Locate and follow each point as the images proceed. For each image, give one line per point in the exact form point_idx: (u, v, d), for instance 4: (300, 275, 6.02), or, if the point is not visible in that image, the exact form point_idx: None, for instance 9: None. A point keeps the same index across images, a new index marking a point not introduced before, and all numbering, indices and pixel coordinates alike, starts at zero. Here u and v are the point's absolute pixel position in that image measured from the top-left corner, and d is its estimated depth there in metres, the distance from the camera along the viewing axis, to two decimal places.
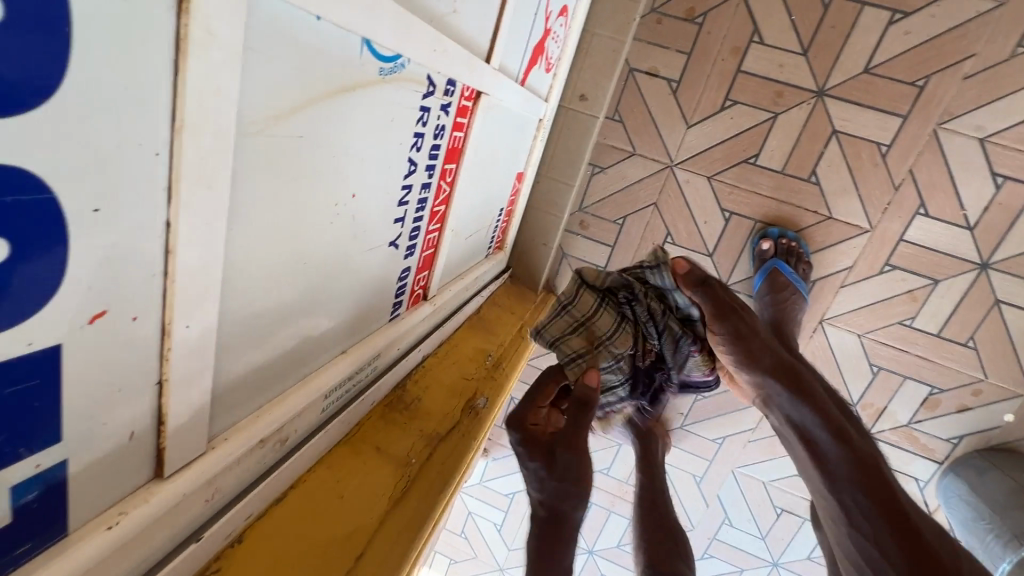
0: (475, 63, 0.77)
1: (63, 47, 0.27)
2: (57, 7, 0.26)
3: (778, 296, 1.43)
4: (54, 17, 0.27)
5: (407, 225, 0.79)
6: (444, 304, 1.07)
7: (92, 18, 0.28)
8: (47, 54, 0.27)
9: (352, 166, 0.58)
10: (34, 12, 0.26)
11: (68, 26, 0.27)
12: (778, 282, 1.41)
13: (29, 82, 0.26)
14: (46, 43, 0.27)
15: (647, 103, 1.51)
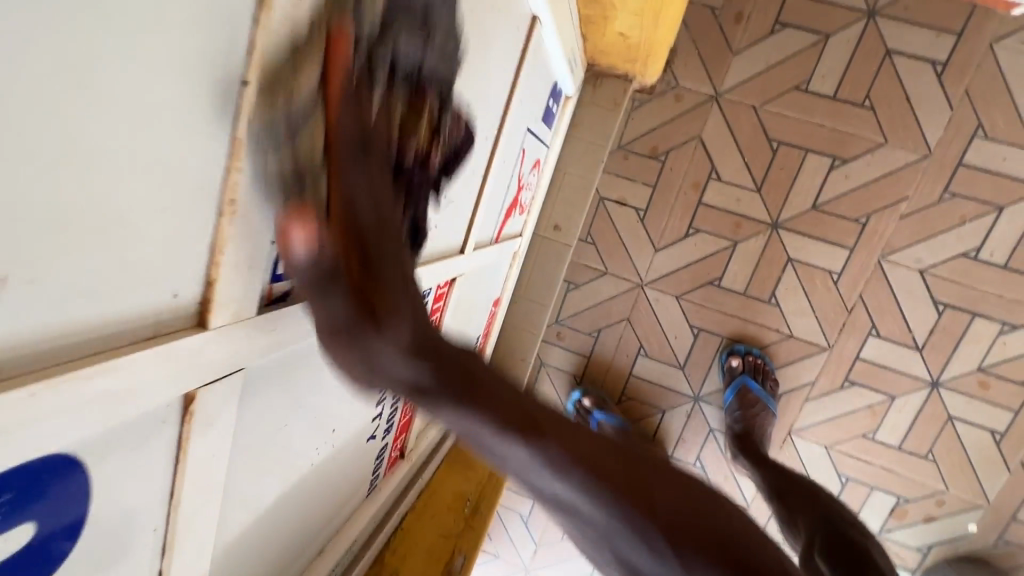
0: (450, 263, 0.83)
1: (83, 507, 0.31)
2: (81, 486, 0.30)
3: (749, 412, 1.50)
4: (79, 493, 0.30)
5: (385, 412, 0.82)
6: (421, 454, 1.09)
7: (103, 474, 0.31)
8: (71, 524, 0.31)
9: (331, 410, 0.62)
10: (62, 502, 0.29)
11: (88, 491, 0.31)
12: (747, 397, 1.49)
13: (54, 552, 0.30)
14: (69, 515, 0.30)
15: (616, 228, 1.62)
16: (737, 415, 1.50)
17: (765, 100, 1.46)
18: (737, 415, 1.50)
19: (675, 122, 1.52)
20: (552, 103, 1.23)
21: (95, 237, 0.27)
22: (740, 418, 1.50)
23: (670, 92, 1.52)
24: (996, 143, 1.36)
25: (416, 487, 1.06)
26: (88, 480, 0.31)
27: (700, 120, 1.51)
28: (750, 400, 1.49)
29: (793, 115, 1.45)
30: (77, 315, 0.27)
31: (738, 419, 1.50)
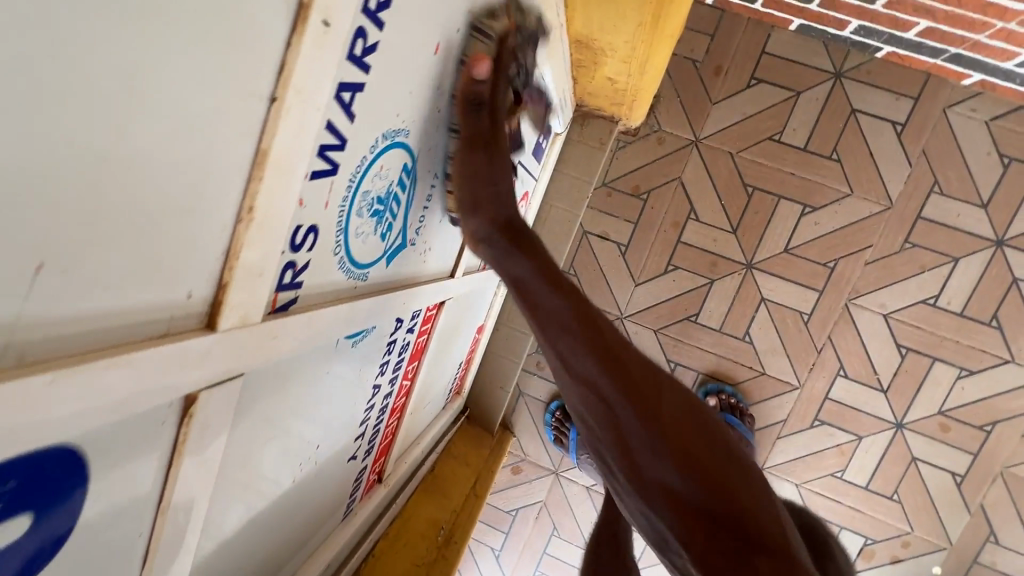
0: (439, 286, 0.84)
1: (76, 506, 0.31)
2: (77, 484, 0.30)
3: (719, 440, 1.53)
4: (73, 492, 0.30)
5: (368, 432, 0.81)
6: (399, 480, 1.08)
7: (98, 472, 0.31)
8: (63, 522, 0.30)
9: (318, 426, 0.61)
10: (58, 499, 0.30)
11: (83, 491, 0.31)
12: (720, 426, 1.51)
13: (41, 551, 0.30)
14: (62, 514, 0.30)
15: (599, 262, 1.66)
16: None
17: (741, 148, 1.55)
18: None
19: (657, 163, 1.60)
20: (542, 138, 1.28)
21: (116, 230, 0.28)
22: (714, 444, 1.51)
23: (653, 135, 1.60)
24: (950, 198, 1.46)
25: (392, 513, 1.05)
26: (85, 473, 0.30)
27: (680, 163, 1.59)
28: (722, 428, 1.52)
29: (767, 163, 1.54)
30: (92, 307, 0.28)
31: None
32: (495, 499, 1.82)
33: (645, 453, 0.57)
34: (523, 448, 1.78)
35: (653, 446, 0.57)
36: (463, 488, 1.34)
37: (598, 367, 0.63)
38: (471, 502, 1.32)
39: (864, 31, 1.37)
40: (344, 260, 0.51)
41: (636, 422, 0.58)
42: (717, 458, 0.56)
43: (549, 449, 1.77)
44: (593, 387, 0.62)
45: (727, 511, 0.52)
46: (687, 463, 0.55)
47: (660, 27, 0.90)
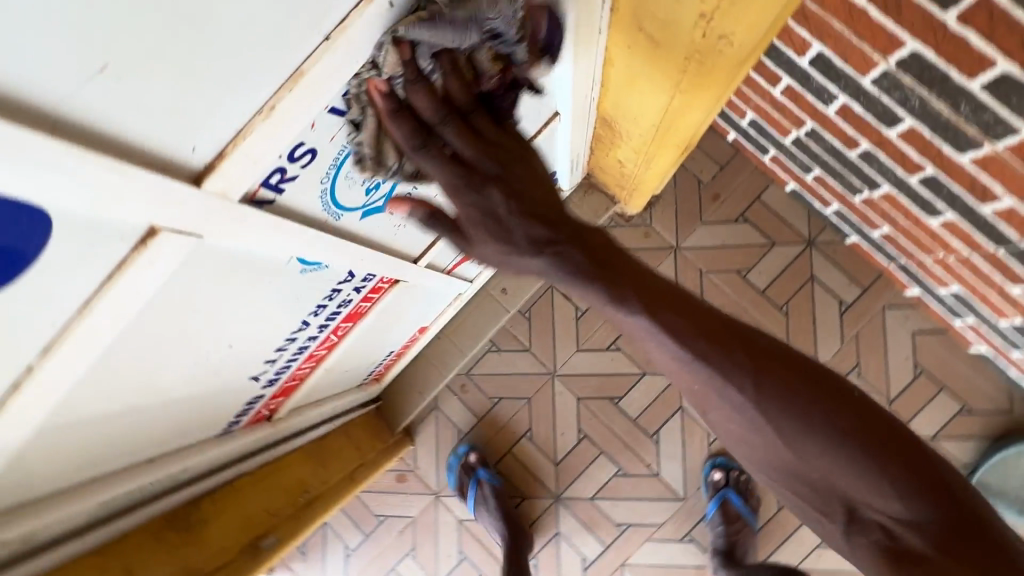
0: (400, 265, 0.90)
1: (17, 268, 0.36)
2: (25, 250, 0.36)
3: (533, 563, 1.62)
4: (20, 254, 0.36)
5: (280, 364, 0.85)
6: (289, 429, 1.09)
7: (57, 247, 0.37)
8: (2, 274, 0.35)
9: (240, 330, 0.65)
10: (4, 253, 0.35)
11: (29, 258, 0.36)
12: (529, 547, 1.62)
13: None
14: (3, 268, 0.35)
15: (553, 316, 1.75)
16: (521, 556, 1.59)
17: (710, 269, 1.70)
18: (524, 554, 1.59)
19: (637, 253, 1.73)
20: (545, 187, 1.39)
21: (164, 75, 0.34)
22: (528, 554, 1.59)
23: (642, 227, 1.74)
24: (864, 384, 1.62)
25: (266, 456, 1.05)
26: (39, 244, 0.36)
27: (656, 260, 1.73)
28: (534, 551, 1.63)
29: (727, 291, 1.69)
30: (113, 119, 0.34)
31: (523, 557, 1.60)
32: (370, 497, 1.81)
33: (848, 478, 0.55)
34: (416, 459, 1.80)
35: (857, 468, 0.55)
36: (343, 467, 1.33)
37: (744, 401, 0.57)
38: (346, 481, 1.31)
39: (841, 216, 1.56)
40: (327, 192, 0.58)
41: (838, 450, 0.55)
42: (784, 368, 0.57)
43: (439, 469, 1.79)
44: (777, 442, 0.57)
45: (900, 473, 0.54)
46: (851, 431, 0.55)
47: (670, 136, 1.03)
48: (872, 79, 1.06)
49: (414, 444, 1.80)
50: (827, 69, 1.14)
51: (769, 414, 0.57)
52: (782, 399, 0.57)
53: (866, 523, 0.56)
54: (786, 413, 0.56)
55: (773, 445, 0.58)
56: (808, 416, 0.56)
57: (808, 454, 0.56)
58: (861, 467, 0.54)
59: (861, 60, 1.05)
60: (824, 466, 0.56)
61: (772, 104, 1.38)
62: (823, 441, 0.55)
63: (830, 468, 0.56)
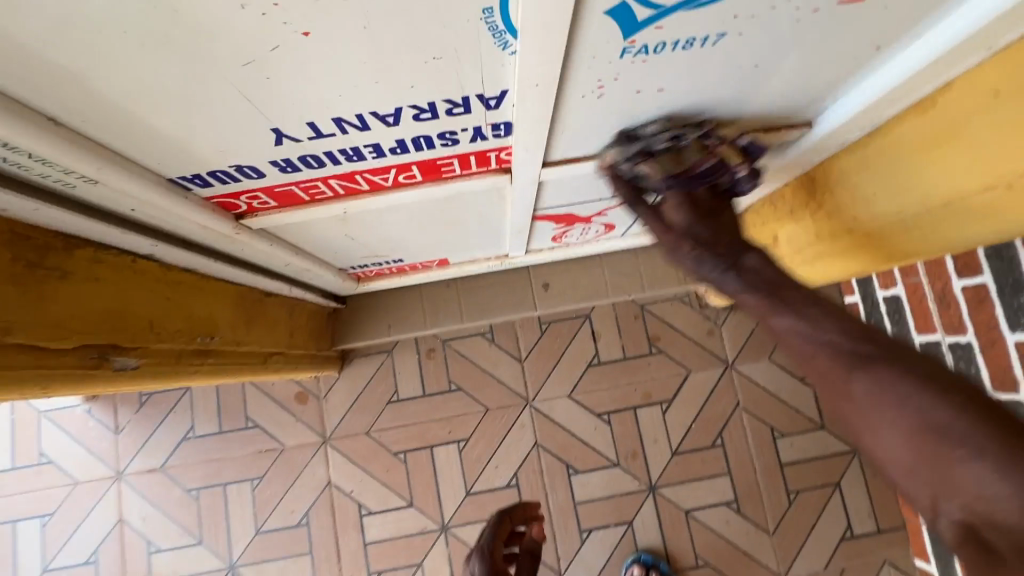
0: (534, 149, 0.64)
1: None
2: None
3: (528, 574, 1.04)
4: None
5: (320, 152, 0.56)
6: (244, 248, 0.77)
7: None
8: None
9: (341, 27, 0.37)
10: None
11: None
12: (517, 517, 1.08)
13: None
14: None
15: (567, 346, 1.48)
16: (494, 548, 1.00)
17: (748, 408, 1.47)
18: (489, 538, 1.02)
19: (688, 344, 1.49)
20: None
21: None
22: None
23: (709, 322, 1.50)
24: None
25: (197, 258, 0.72)
26: None
27: (701, 363, 1.49)
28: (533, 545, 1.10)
29: (749, 441, 1.46)
30: None
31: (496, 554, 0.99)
32: (254, 395, 1.46)
33: (905, 420, 0.40)
34: (330, 391, 1.47)
35: (907, 403, 0.41)
36: (266, 343, 0.99)
37: (861, 369, 0.44)
38: (255, 363, 0.97)
39: None
40: None
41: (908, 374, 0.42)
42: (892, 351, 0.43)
43: (345, 416, 1.46)
44: (882, 419, 0.42)
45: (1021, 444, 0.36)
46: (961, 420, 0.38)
47: (894, 231, 0.77)
48: None
49: (339, 373, 1.47)
50: None
51: (805, 319, 0.49)
52: (837, 349, 0.46)
53: (948, 527, 0.38)
54: (867, 376, 0.43)
55: (868, 427, 0.43)
56: (881, 368, 0.43)
57: (917, 432, 0.40)
58: (911, 411, 0.40)
59: None
60: (881, 407, 0.42)
61: (939, 293, 1.17)
62: (892, 385, 0.42)
63: (901, 412, 0.41)
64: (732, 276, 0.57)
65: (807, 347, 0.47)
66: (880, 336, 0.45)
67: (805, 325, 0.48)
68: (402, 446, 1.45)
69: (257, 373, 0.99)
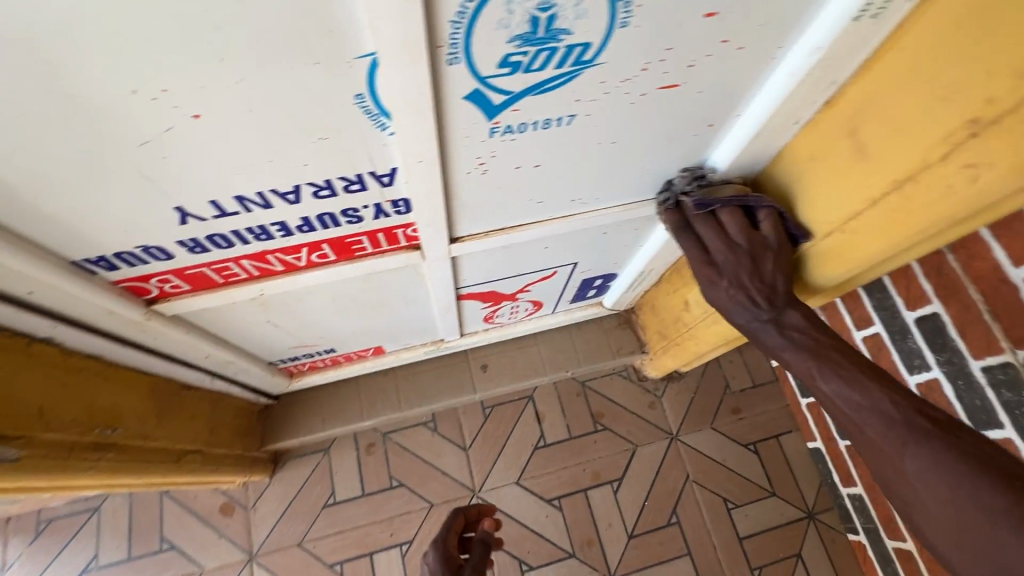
0: (436, 223, 0.70)
1: None
2: None
3: (486, 555, 0.95)
4: None
5: (228, 231, 0.60)
6: (156, 335, 0.77)
7: None
8: None
9: (227, 107, 0.43)
10: None
11: None
12: (472, 514, 1.01)
13: None
14: None
15: (512, 430, 1.46)
16: (448, 546, 0.94)
17: (699, 480, 1.45)
18: (444, 532, 0.95)
19: (632, 418, 1.50)
20: (593, 287, 1.23)
21: None
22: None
23: (650, 395, 1.52)
24: None
25: (102, 344, 0.71)
26: None
27: (647, 437, 1.48)
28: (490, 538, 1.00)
29: (704, 515, 1.42)
30: None
31: (451, 548, 0.93)
32: (173, 511, 1.33)
33: (945, 494, 0.52)
34: (260, 499, 1.36)
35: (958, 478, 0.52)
36: (179, 440, 0.94)
37: (913, 447, 0.56)
38: (167, 461, 0.92)
39: (859, 503, 1.32)
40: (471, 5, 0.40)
41: (937, 455, 0.54)
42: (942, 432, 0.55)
43: (276, 527, 1.34)
44: (930, 491, 0.54)
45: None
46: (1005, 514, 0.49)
47: None
48: (985, 365, 0.94)
49: (271, 478, 1.38)
50: (933, 335, 1.02)
51: (865, 398, 0.61)
52: (898, 412, 0.58)
53: None
54: (923, 459, 0.55)
55: (894, 460, 0.57)
56: (941, 458, 0.54)
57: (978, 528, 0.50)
58: (960, 477, 0.52)
59: (981, 342, 0.94)
60: (925, 474, 0.55)
61: None
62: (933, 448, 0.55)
63: (953, 494, 0.52)
64: (775, 332, 0.70)
65: (859, 417, 0.61)
66: (931, 412, 0.58)
67: (847, 389, 0.62)
68: (338, 556, 1.33)
69: (168, 474, 0.93)
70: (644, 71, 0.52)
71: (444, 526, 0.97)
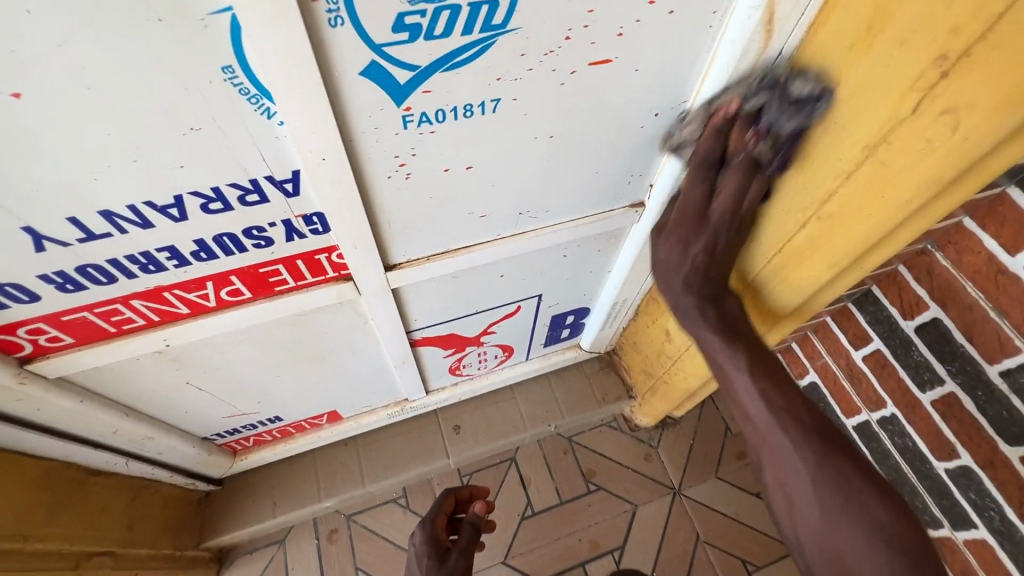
0: (364, 245, 0.61)
1: None
2: None
3: (473, 540, 0.90)
4: None
5: (103, 261, 0.51)
6: (40, 405, 0.64)
7: None
8: None
9: (55, 81, 0.35)
10: None
11: None
12: (464, 495, 0.97)
13: None
14: None
15: (494, 499, 1.29)
16: (436, 528, 0.91)
17: (711, 540, 1.27)
18: (433, 513, 0.93)
19: (628, 473, 1.34)
20: (566, 326, 1.13)
21: None
22: (443, 563, 0.86)
23: (644, 446, 1.37)
24: None
25: None
26: None
27: (647, 495, 1.31)
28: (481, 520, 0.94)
29: None
30: None
31: (437, 531, 0.91)
32: None
33: (864, 531, 0.54)
34: None
35: None
36: (80, 540, 0.78)
37: None
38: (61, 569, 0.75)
39: None
40: None
41: (830, 462, 0.58)
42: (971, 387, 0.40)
43: None
44: None
45: None
46: None
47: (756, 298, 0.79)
48: (1003, 369, 0.84)
49: None
50: (939, 342, 0.93)
51: None
52: None
53: None
54: None
55: (778, 463, 0.61)
56: (835, 460, 0.58)
57: None
58: None
59: (993, 343, 0.84)
60: None
61: (847, 369, 1.16)
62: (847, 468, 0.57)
63: (827, 511, 0.57)
64: None
65: None
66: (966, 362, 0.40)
67: None
68: None
69: None
70: (567, 40, 0.47)
71: (434, 507, 0.95)
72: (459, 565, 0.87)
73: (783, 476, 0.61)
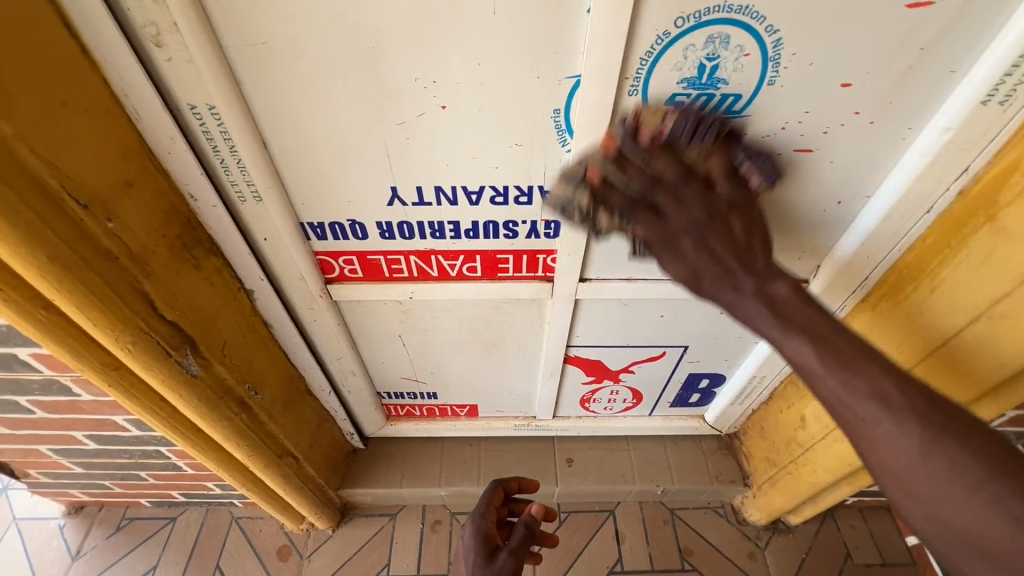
0: (578, 256, 0.79)
1: None
2: None
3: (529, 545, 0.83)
4: None
5: (415, 222, 0.75)
6: (318, 319, 0.89)
7: None
8: None
9: (468, 102, 0.60)
10: None
11: None
12: (511, 488, 0.94)
13: None
14: None
15: (587, 545, 1.32)
16: (488, 522, 0.88)
17: None
18: (483, 507, 0.90)
19: (727, 565, 1.29)
20: (698, 390, 1.19)
21: None
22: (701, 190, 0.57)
23: (750, 543, 1.32)
24: None
25: (281, 311, 0.85)
26: None
27: None
28: (537, 526, 0.85)
29: None
30: None
31: (489, 525, 0.88)
32: (236, 540, 1.33)
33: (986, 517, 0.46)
34: (317, 551, 1.32)
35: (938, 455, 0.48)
36: (288, 437, 1.01)
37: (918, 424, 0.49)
38: (272, 453, 0.98)
39: None
40: (659, 46, 0.55)
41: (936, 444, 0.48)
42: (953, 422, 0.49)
43: None
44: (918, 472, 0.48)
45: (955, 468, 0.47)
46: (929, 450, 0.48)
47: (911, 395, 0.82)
48: None
49: (333, 530, 1.34)
50: None
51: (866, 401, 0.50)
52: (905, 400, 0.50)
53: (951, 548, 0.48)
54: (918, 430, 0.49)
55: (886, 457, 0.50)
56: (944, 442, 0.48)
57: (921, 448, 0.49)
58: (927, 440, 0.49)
59: None
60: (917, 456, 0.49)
61: None
62: (960, 466, 0.47)
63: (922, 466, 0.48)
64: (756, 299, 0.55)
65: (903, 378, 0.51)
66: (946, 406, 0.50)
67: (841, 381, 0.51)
68: None
69: (266, 466, 0.98)
70: (782, 130, 0.63)
71: (482, 500, 0.92)
72: (508, 566, 0.80)
73: (906, 493, 0.50)
